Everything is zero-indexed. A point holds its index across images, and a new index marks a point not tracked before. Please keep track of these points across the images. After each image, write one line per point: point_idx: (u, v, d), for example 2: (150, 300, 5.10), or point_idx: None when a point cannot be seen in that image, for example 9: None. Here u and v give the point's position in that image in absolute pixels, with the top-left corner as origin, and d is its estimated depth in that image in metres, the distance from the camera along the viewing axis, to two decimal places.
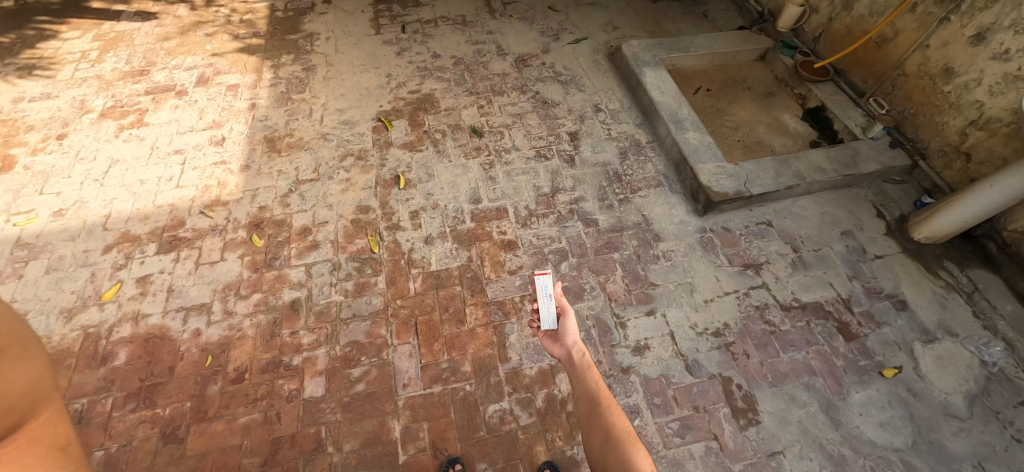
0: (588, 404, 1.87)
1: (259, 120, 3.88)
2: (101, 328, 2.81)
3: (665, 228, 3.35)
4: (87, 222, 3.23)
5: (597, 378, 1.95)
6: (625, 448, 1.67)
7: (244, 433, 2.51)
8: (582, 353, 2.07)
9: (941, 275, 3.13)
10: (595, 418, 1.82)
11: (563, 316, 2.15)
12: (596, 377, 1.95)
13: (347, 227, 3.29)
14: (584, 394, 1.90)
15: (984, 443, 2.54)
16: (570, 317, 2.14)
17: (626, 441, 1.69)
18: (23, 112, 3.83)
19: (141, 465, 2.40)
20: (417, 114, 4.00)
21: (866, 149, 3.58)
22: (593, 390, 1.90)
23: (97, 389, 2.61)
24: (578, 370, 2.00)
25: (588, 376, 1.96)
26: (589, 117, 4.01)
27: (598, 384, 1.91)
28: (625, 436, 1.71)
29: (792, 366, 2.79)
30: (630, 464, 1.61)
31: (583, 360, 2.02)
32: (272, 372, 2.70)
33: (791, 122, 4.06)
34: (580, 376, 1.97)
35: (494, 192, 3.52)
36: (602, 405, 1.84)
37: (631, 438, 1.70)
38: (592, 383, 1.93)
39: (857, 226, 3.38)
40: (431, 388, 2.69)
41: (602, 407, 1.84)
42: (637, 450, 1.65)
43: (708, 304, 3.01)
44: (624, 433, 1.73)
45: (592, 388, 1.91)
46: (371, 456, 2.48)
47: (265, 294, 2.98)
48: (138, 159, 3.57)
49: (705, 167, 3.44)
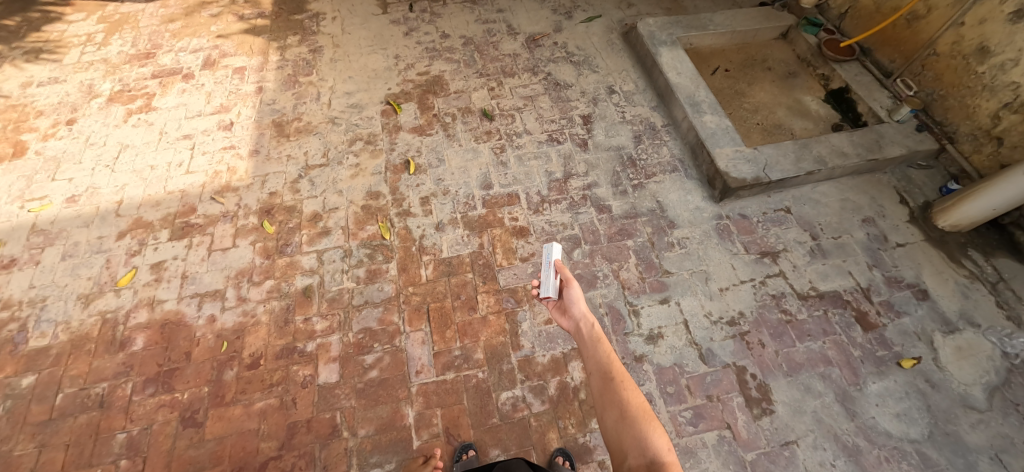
0: (602, 379, 1.76)
1: (267, 104, 3.83)
2: (118, 313, 2.84)
3: (679, 215, 3.28)
4: (100, 209, 3.23)
5: (607, 350, 1.85)
6: (642, 427, 1.58)
7: (261, 418, 2.55)
8: (591, 324, 1.98)
9: (965, 263, 3.06)
10: (610, 395, 1.71)
11: (569, 284, 2.11)
12: (607, 349, 1.85)
13: (358, 213, 3.27)
14: (596, 368, 1.80)
15: (1002, 436, 2.51)
16: (573, 285, 2.11)
17: (642, 419, 1.60)
18: (32, 97, 3.81)
19: (162, 448, 2.46)
20: (426, 97, 3.92)
21: (891, 132, 3.45)
22: (605, 364, 1.80)
23: (116, 373, 2.65)
24: (589, 342, 1.90)
25: (599, 349, 1.85)
26: (602, 100, 3.91)
27: (609, 358, 1.81)
28: (641, 415, 1.62)
29: (808, 356, 2.76)
30: (647, 444, 1.52)
31: (594, 331, 1.93)
32: (287, 358, 2.72)
33: (812, 104, 3.94)
34: (592, 349, 1.86)
35: (505, 178, 3.47)
36: (616, 380, 1.73)
37: (648, 417, 1.61)
38: (604, 356, 1.83)
39: (879, 212, 3.29)
40: (443, 375, 2.70)
41: (615, 383, 1.72)
42: (655, 429, 1.56)
43: (723, 293, 2.97)
44: (640, 411, 1.63)
45: (604, 361, 1.81)
46: (385, 442, 2.51)
47: (278, 281, 2.98)
48: (147, 144, 3.56)
49: (722, 151, 3.35)
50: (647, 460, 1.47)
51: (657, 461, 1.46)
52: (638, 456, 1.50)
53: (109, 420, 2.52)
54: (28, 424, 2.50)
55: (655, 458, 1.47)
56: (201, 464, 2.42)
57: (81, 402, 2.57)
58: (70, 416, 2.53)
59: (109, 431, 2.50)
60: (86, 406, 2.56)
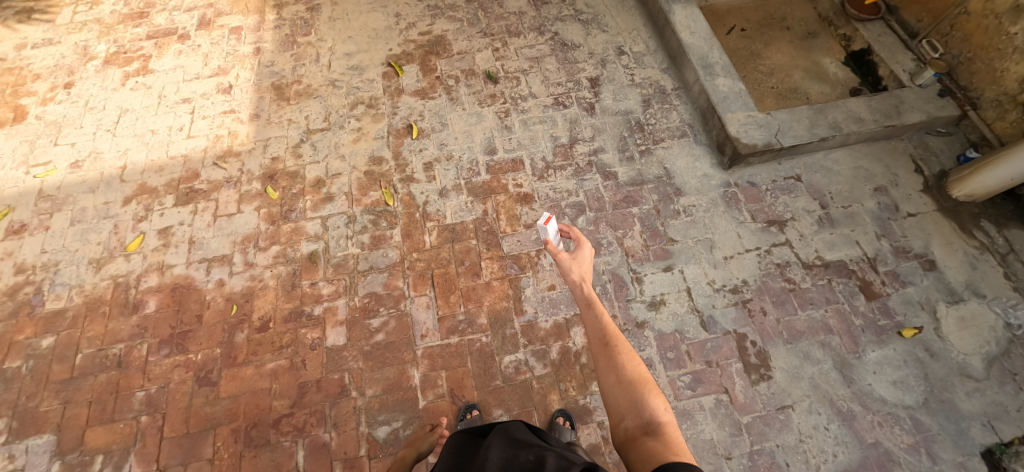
0: (597, 343, 1.64)
1: (265, 66, 3.73)
2: (130, 277, 2.90)
3: (686, 182, 3.23)
4: (105, 174, 3.24)
5: (603, 314, 1.72)
6: (640, 389, 1.48)
7: (272, 378, 2.64)
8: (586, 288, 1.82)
9: (976, 234, 3.01)
10: (606, 358, 1.59)
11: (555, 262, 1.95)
12: (603, 312, 1.71)
13: (361, 179, 3.25)
14: (592, 331, 1.67)
15: (996, 403, 2.55)
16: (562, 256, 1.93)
17: (639, 382, 1.50)
18: (27, 60, 3.74)
19: (180, 404, 2.57)
20: (428, 58, 3.80)
21: (911, 97, 3.31)
22: (602, 327, 1.67)
23: (131, 335, 2.74)
24: (584, 305, 1.77)
25: (594, 311, 1.72)
26: (611, 62, 3.76)
27: (605, 320, 1.68)
28: (638, 377, 1.52)
29: (810, 324, 2.78)
30: (645, 406, 1.43)
31: (589, 293, 1.79)
32: (295, 321, 2.79)
33: (831, 67, 3.77)
34: (587, 312, 1.73)
35: (509, 143, 3.41)
36: (612, 344, 1.61)
37: (644, 378, 1.52)
38: (600, 320, 1.70)
39: (892, 181, 3.21)
40: (448, 339, 2.76)
41: (612, 347, 1.60)
42: (652, 393, 1.47)
43: (727, 262, 2.96)
44: (637, 374, 1.53)
45: (600, 324, 1.68)
46: (393, 401, 2.60)
47: (284, 246, 3.01)
48: (147, 108, 3.51)
49: (734, 116, 3.25)
50: (645, 422, 1.39)
51: (655, 423, 1.38)
52: (635, 419, 1.41)
53: (128, 379, 2.63)
54: (51, 382, 2.62)
55: (652, 421, 1.39)
56: (217, 420, 2.54)
57: (100, 362, 2.67)
58: (90, 375, 2.64)
59: (129, 389, 2.61)
60: (105, 366, 2.66)
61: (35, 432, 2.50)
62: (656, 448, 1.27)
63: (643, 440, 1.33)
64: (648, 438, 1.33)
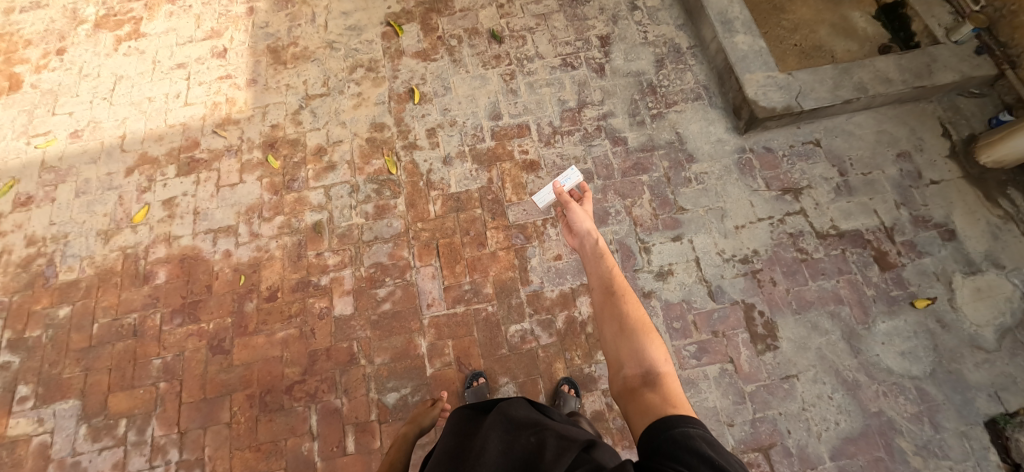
0: (601, 294, 1.62)
1: (259, 28, 3.58)
2: (138, 249, 2.92)
3: (699, 147, 3.11)
4: (105, 144, 3.20)
5: (609, 267, 1.70)
6: (640, 340, 1.44)
7: (283, 346, 2.70)
8: (596, 241, 1.81)
9: (1001, 203, 2.88)
10: (608, 308, 1.57)
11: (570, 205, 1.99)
12: (609, 265, 1.69)
13: (362, 146, 3.17)
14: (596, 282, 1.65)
15: (1005, 375, 2.53)
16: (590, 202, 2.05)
17: (641, 332, 1.46)
18: (17, 25, 3.62)
19: (195, 372, 2.65)
20: (429, 16, 3.61)
21: (945, 55, 3.09)
22: (607, 279, 1.65)
23: (144, 304, 2.80)
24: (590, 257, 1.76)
25: (601, 264, 1.71)
26: (623, 18, 3.54)
27: (611, 272, 1.66)
28: (640, 327, 1.48)
29: (819, 294, 2.74)
30: (645, 355, 1.39)
31: (598, 247, 1.77)
32: (303, 291, 2.81)
33: (861, 22, 3.52)
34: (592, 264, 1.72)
35: (515, 107, 3.28)
36: (616, 295, 1.59)
37: (647, 330, 1.47)
38: (606, 271, 1.68)
39: (916, 146, 3.05)
40: (453, 308, 2.77)
41: (616, 298, 1.57)
42: (652, 342, 1.43)
43: (738, 231, 2.88)
44: (639, 325, 1.49)
45: (606, 275, 1.66)
46: (401, 369, 2.65)
47: (288, 216, 2.99)
48: (142, 75, 3.41)
49: (753, 77, 3.07)
50: (644, 371, 1.34)
51: (654, 373, 1.34)
52: (635, 367, 1.37)
53: (144, 348, 2.71)
54: (72, 350, 2.70)
55: (652, 370, 1.35)
56: (232, 386, 2.62)
57: (116, 331, 2.74)
58: (108, 343, 2.72)
59: (146, 357, 2.69)
60: (121, 335, 2.73)
61: (61, 397, 2.61)
62: (654, 398, 1.23)
63: (640, 389, 1.29)
64: (647, 389, 1.28)
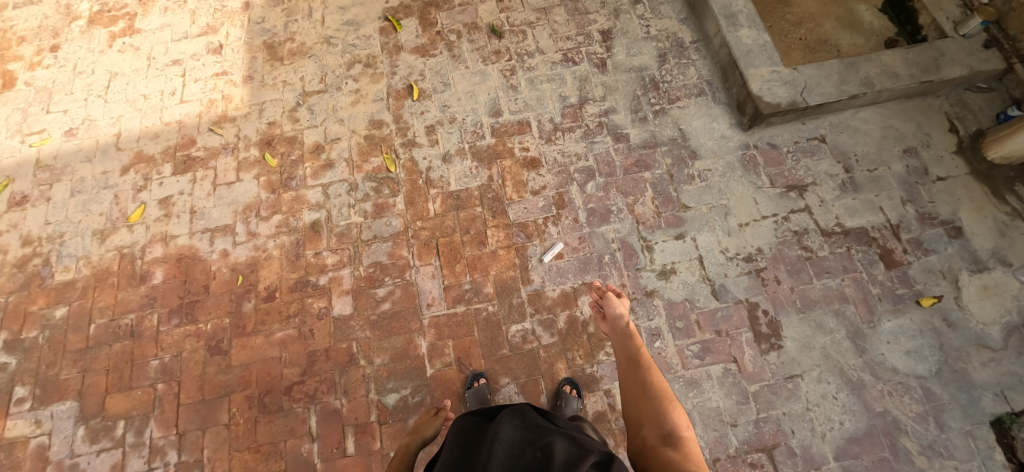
0: (628, 368, 1.76)
1: (256, 23, 3.52)
2: (135, 248, 2.89)
3: (702, 144, 3.06)
4: (100, 142, 3.16)
5: (637, 344, 1.86)
6: (663, 405, 1.53)
7: (282, 346, 2.67)
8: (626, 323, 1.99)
9: (1009, 199, 2.83)
10: (635, 381, 1.70)
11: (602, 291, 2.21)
12: (637, 343, 1.86)
13: (361, 143, 3.13)
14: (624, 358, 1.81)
15: (1011, 374, 2.49)
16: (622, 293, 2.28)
17: (663, 398, 1.56)
18: (10, 22, 3.57)
19: (194, 373, 2.63)
20: (428, 11, 3.55)
21: (953, 49, 3.03)
22: (634, 354, 1.80)
23: (141, 305, 2.77)
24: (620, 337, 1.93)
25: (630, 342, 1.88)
26: (625, 12, 3.49)
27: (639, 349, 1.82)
28: (663, 395, 1.58)
29: (824, 293, 2.70)
30: (666, 418, 1.47)
31: (626, 326, 1.95)
32: (301, 291, 2.78)
33: (867, 15, 3.45)
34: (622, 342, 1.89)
35: (516, 103, 3.23)
36: (642, 368, 1.72)
37: (669, 398, 1.56)
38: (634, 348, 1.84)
39: (923, 142, 3.00)
40: (454, 308, 2.74)
41: (642, 370, 1.71)
42: (674, 407, 1.51)
43: (742, 229, 2.84)
44: (663, 393, 1.59)
45: (634, 351, 1.81)
46: (401, 369, 2.62)
47: (286, 215, 2.95)
48: (137, 71, 3.36)
49: (757, 72, 3.02)
50: (664, 431, 1.42)
51: (674, 435, 1.40)
52: (655, 428, 1.45)
53: (142, 349, 2.68)
54: (69, 351, 2.68)
55: (672, 431, 1.42)
56: (231, 387, 2.60)
57: (114, 332, 2.72)
58: (105, 344, 2.69)
59: (144, 358, 2.66)
60: (119, 336, 2.71)
61: (59, 398, 2.59)
62: (672, 454, 1.29)
63: (660, 448, 1.36)
64: (666, 447, 1.35)
